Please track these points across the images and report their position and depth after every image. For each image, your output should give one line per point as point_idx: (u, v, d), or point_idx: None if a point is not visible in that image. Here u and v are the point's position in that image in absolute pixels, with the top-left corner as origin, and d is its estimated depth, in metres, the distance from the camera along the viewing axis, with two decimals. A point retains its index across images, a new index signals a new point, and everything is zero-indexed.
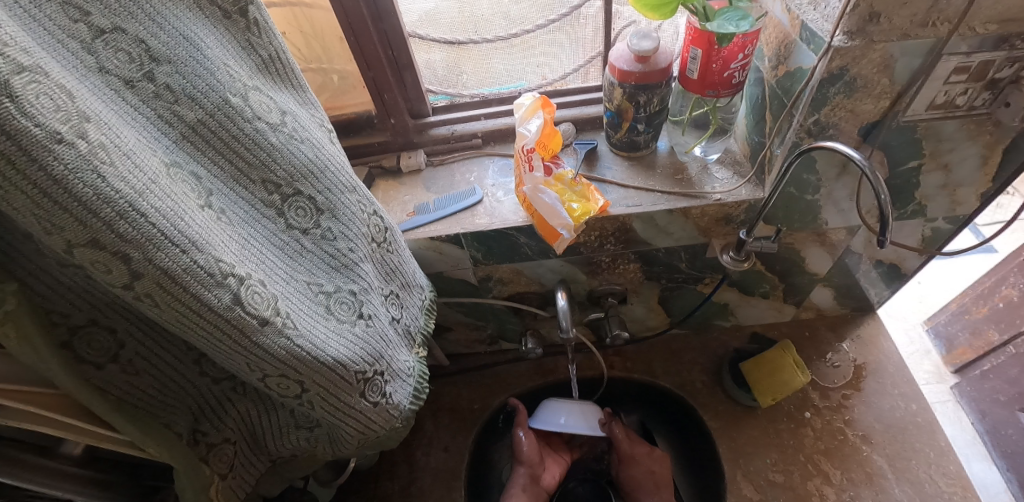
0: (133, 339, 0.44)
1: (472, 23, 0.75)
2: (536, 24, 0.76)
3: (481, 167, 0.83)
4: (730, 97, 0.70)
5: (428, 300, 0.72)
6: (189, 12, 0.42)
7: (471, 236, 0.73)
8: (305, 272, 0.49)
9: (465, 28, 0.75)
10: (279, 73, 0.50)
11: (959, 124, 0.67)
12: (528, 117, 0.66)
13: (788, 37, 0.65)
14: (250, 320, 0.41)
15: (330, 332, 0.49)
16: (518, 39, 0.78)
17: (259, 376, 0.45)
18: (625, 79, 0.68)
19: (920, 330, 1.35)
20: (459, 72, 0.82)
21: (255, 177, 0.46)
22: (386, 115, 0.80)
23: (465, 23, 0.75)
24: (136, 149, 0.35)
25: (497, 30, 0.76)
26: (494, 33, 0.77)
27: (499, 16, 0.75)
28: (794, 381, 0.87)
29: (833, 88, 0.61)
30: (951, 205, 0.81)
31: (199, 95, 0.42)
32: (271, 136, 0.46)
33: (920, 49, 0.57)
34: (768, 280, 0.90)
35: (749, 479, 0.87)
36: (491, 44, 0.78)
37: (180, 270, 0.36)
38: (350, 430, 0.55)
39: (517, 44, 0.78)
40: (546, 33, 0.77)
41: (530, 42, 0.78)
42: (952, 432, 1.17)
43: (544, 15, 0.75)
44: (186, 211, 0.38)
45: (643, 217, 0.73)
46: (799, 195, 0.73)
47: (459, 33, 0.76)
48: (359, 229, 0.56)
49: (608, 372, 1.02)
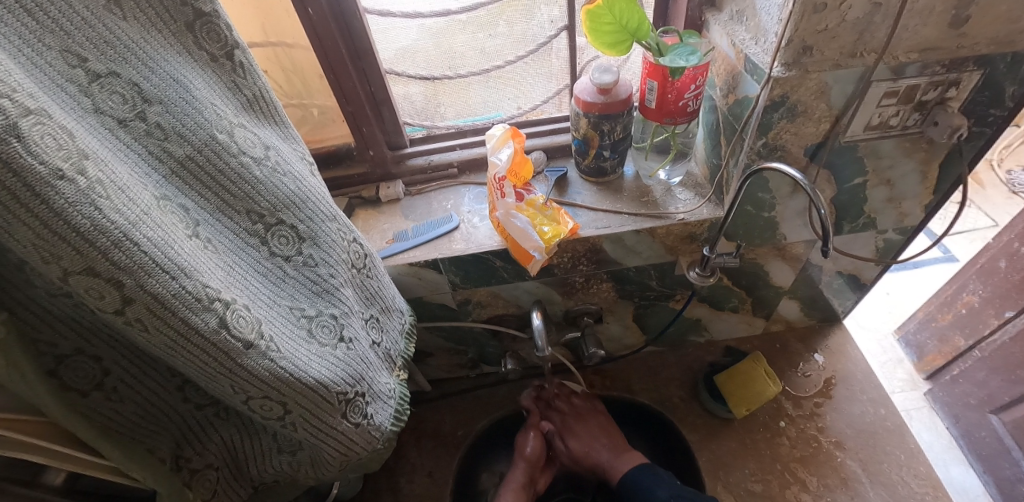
0: (118, 366, 0.46)
1: (452, 58, 0.79)
2: (508, 59, 0.81)
3: (457, 195, 0.87)
4: (687, 123, 0.76)
5: (408, 323, 0.74)
6: (179, 57, 0.45)
7: (449, 261, 0.76)
8: (287, 297, 0.52)
9: (442, 64, 0.80)
10: (262, 111, 0.54)
11: (896, 143, 0.74)
12: (499, 147, 0.71)
13: (734, 68, 0.71)
14: (235, 343, 0.43)
15: (312, 354, 0.51)
16: (496, 72, 0.83)
17: (243, 398, 0.47)
18: (589, 109, 0.73)
19: (892, 340, 1.41)
20: (437, 104, 0.86)
21: (239, 208, 0.49)
22: (365, 146, 0.84)
23: (442, 59, 0.79)
24: (129, 183, 0.38)
25: (476, 64, 0.81)
26: (472, 67, 0.82)
27: (476, 51, 0.79)
28: (767, 392, 0.91)
29: (776, 113, 0.67)
30: (898, 217, 0.87)
31: (188, 132, 0.45)
32: (256, 169, 0.49)
33: (851, 76, 0.64)
34: (736, 294, 0.94)
35: (729, 490, 0.89)
36: (469, 77, 0.83)
37: (169, 296, 0.38)
38: (332, 452, 0.56)
39: (496, 76, 0.84)
40: (519, 66, 0.83)
41: (506, 75, 0.84)
42: (929, 439, 1.22)
43: (517, 50, 0.80)
44: (175, 240, 0.40)
45: (613, 238, 0.77)
46: (756, 212, 0.78)
47: (435, 68, 0.80)
48: (339, 255, 0.58)
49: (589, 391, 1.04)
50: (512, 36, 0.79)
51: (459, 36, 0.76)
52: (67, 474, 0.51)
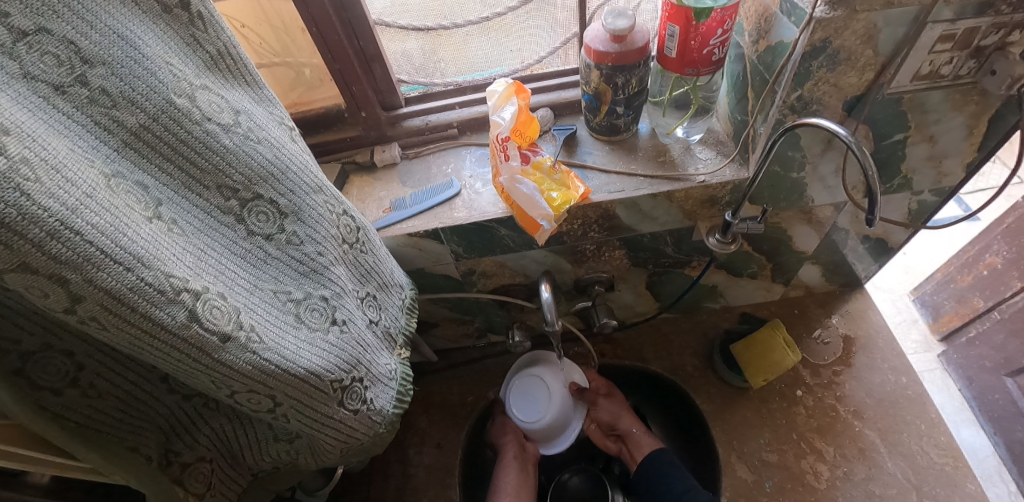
0: (94, 362, 0.42)
1: (448, 8, 0.74)
2: (507, 6, 0.75)
3: (458, 158, 0.80)
4: (711, 75, 0.68)
5: (410, 299, 0.69)
6: (123, 7, 0.38)
7: (450, 230, 0.70)
8: (270, 280, 0.47)
9: (439, 14, 0.74)
10: (229, 69, 0.47)
11: (945, 95, 0.66)
12: (502, 104, 0.63)
13: (767, 10, 0.63)
14: (209, 337, 0.39)
15: (301, 342, 0.47)
16: (495, 22, 0.77)
17: (226, 392, 0.43)
18: (601, 61, 0.65)
19: (907, 300, 1.36)
20: (437, 59, 0.80)
21: (209, 183, 0.43)
22: (356, 108, 0.77)
23: (438, 9, 0.73)
24: (68, 161, 0.33)
25: (476, 13, 0.75)
26: (469, 18, 0.75)
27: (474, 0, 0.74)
28: (784, 362, 0.88)
29: (816, 61, 0.59)
30: (937, 177, 0.79)
31: (140, 97, 0.39)
32: (224, 138, 0.44)
33: (904, 18, 0.55)
34: (756, 260, 0.89)
35: (743, 460, 0.87)
36: (468, 29, 0.77)
37: (126, 290, 0.34)
38: (330, 439, 0.53)
39: (494, 27, 0.77)
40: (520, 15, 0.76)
41: (504, 25, 0.77)
42: (940, 400, 1.18)
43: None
44: (131, 225, 0.35)
45: (626, 203, 0.71)
46: (784, 173, 0.71)
47: (431, 18, 0.74)
48: (328, 230, 0.53)
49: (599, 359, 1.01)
50: None
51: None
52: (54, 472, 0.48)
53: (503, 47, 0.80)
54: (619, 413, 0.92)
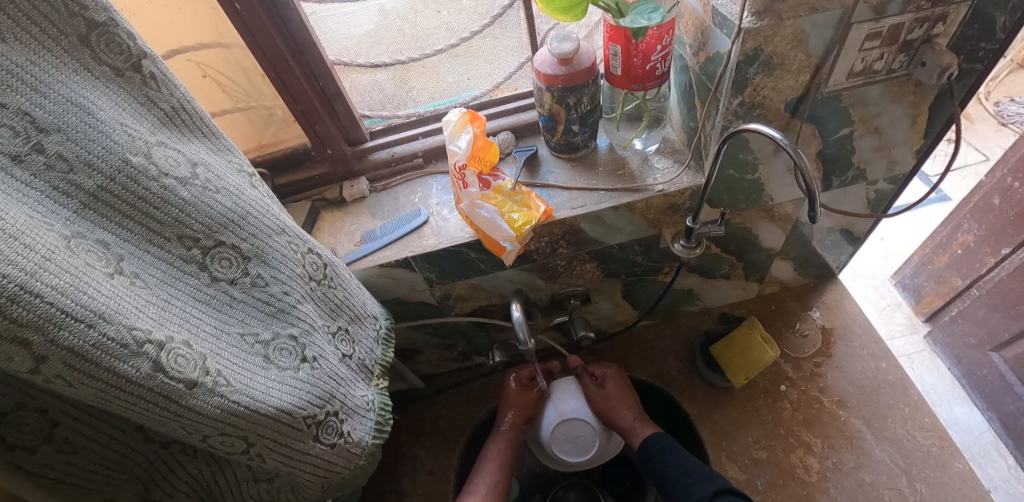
0: (67, 417, 0.43)
1: (417, 39, 0.76)
2: (473, 31, 0.77)
3: (424, 187, 0.82)
4: (658, 87, 0.70)
5: (384, 328, 0.70)
6: (75, 75, 0.40)
7: (421, 258, 0.72)
8: (237, 323, 0.48)
9: (412, 44, 0.76)
10: (185, 124, 0.49)
11: (882, 88, 0.68)
12: (457, 133, 0.65)
13: (703, 23, 0.66)
14: (176, 385, 0.40)
15: (271, 381, 0.48)
16: (462, 46, 0.79)
17: (199, 437, 0.44)
18: (551, 83, 0.68)
19: (888, 285, 1.38)
20: (409, 88, 0.82)
21: (169, 234, 0.45)
22: (322, 146, 0.79)
23: (412, 38, 0.75)
24: (26, 228, 0.34)
25: (444, 40, 0.77)
26: (436, 47, 0.77)
27: (442, 28, 0.76)
28: (764, 358, 0.88)
29: (752, 68, 0.62)
30: (889, 165, 0.81)
31: (96, 159, 0.40)
32: (182, 190, 0.45)
33: (829, 20, 0.58)
34: (727, 261, 0.91)
35: (734, 460, 0.88)
36: (438, 57, 0.79)
37: (88, 346, 0.35)
38: (309, 476, 0.53)
39: (462, 52, 0.79)
40: (487, 38, 0.78)
41: (473, 48, 0.79)
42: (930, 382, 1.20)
43: (483, 21, 0.76)
44: (91, 283, 0.37)
45: (590, 217, 0.73)
46: (739, 175, 0.73)
47: (403, 52, 0.76)
48: (293, 270, 0.54)
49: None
50: (478, 10, 0.74)
51: (425, 15, 0.73)
52: None
53: (473, 71, 0.82)
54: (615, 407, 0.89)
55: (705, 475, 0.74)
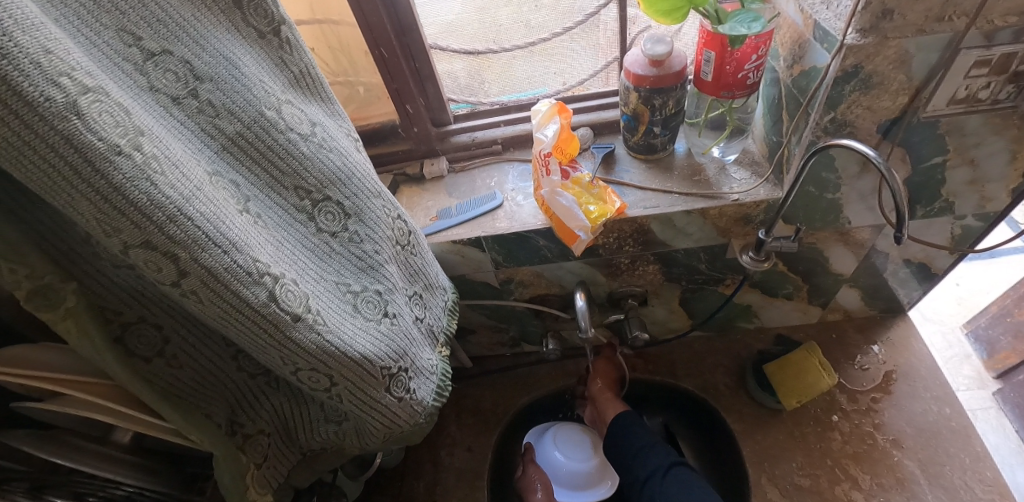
0: (177, 336, 0.49)
1: (495, 35, 0.78)
2: (552, 32, 0.79)
3: (500, 172, 0.85)
4: (745, 97, 0.70)
5: (450, 301, 0.74)
6: (228, 33, 0.45)
7: (492, 239, 0.75)
8: (333, 272, 0.52)
9: (484, 40, 0.79)
10: (308, 87, 0.54)
11: (983, 119, 0.65)
12: (545, 123, 0.68)
13: (801, 36, 0.64)
14: (284, 316, 0.44)
15: (357, 329, 0.52)
16: (540, 47, 0.81)
17: (291, 369, 0.48)
18: (640, 83, 0.69)
19: (959, 334, 1.30)
20: (481, 80, 0.85)
21: (287, 184, 0.49)
22: (409, 123, 0.83)
23: (485, 34, 0.78)
24: (183, 160, 0.39)
25: (519, 39, 0.79)
26: (509, 44, 0.80)
27: (520, 25, 0.77)
28: (819, 384, 0.88)
29: (848, 86, 0.60)
30: (980, 202, 0.77)
31: (238, 109, 0.45)
32: (303, 145, 0.50)
33: (936, 44, 0.56)
34: (792, 281, 0.89)
35: (774, 483, 0.86)
36: (512, 54, 0.81)
37: (221, 269, 0.40)
38: (376, 424, 0.57)
39: (539, 52, 0.81)
40: (564, 40, 0.80)
41: (552, 49, 0.81)
42: (994, 440, 1.12)
43: (562, 23, 0.78)
44: (227, 215, 0.41)
45: (661, 219, 0.74)
46: (819, 194, 0.72)
47: (479, 43, 0.79)
48: (384, 232, 0.58)
49: (630, 374, 1.02)
50: (555, 10, 0.76)
51: (502, 10, 0.75)
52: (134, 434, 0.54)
53: (547, 69, 0.84)
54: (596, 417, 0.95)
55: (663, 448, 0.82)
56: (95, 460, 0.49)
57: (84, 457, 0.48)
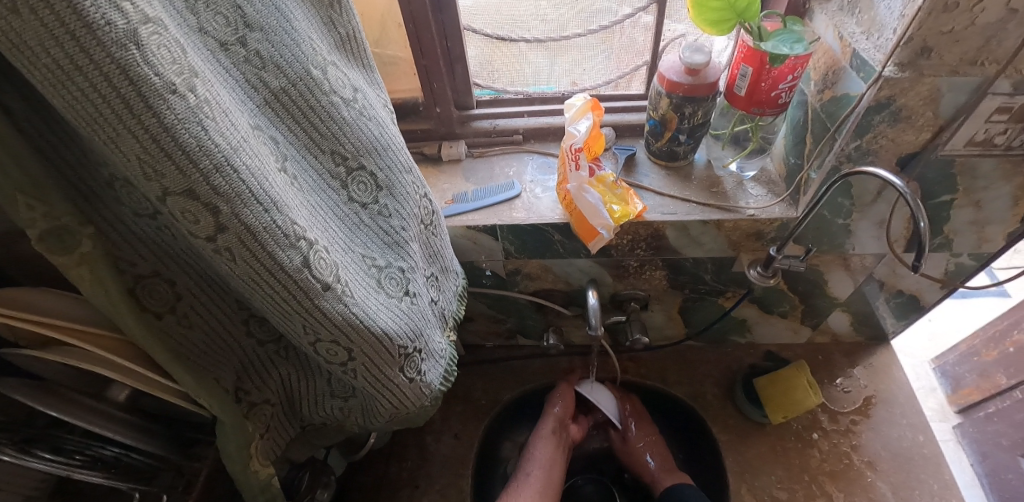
0: (190, 294, 0.47)
1: (513, 23, 0.77)
2: (572, 33, 0.78)
3: (520, 163, 0.84)
4: (774, 116, 0.71)
5: (461, 287, 0.73)
6: None
7: (508, 229, 0.74)
8: (361, 244, 0.51)
9: (503, 26, 0.77)
10: (351, 51, 0.52)
11: (996, 163, 0.68)
12: (577, 118, 0.68)
13: (837, 64, 0.65)
14: (314, 284, 0.43)
15: (380, 304, 0.50)
16: (555, 45, 0.80)
17: (311, 339, 0.47)
18: (673, 90, 0.69)
19: (928, 368, 1.36)
20: (494, 69, 0.83)
21: (325, 148, 0.48)
22: (432, 103, 0.81)
23: (505, 21, 0.76)
24: (231, 109, 0.37)
25: (537, 32, 0.78)
26: (528, 34, 0.78)
27: (538, 19, 0.76)
28: (807, 402, 0.89)
29: (878, 116, 0.62)
30: (977, 242, 0.81)
31: (285, 64, 0.43)
32: (344, 110, 0.48)
33: (966, 86, 0.58)
34: (790, 300, 0.92)
35: (753, 493, 0.89)
36: (528, 45, 0.80)
37: (260, 228, 0.38)
38: (384, 403, 0.56)
39: (553, 49, 0.80)
40: (583, 42, 0.79)
41: (570, 47, 0.80)
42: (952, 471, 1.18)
43: (584, 25, 0.77)
44: (268, 173, 0.39)
45: (677, 226, 0.74)
46: (831, 218, 0.74)
47: (497, 28, 0.77)
48: (411, 209, 0.57)
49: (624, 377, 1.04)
50: (578, 9, 0.75)
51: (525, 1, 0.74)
52: (132, 392, 0.51)
53: (560, 64, 0.82)
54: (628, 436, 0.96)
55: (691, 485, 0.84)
56: (93, 417, 0.46)
57: (82, 413, 0.46)
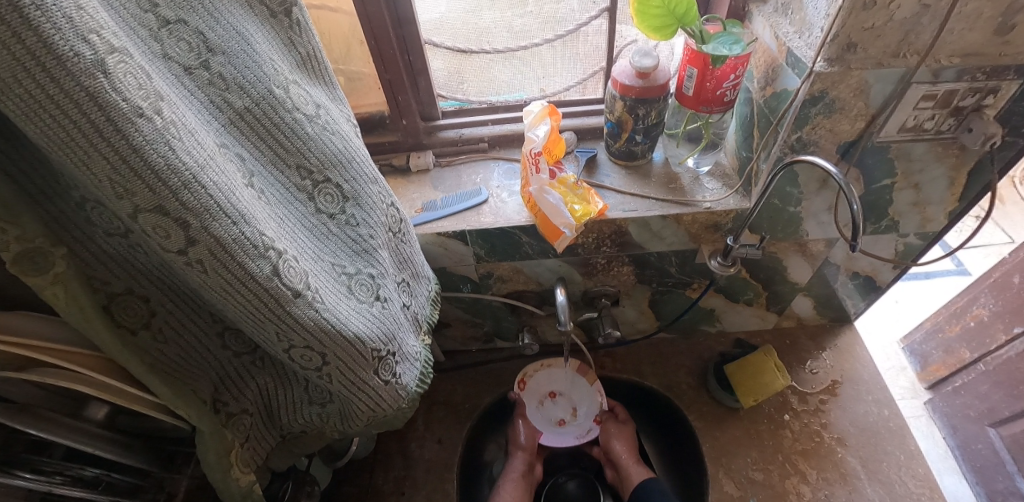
0: (164, 309, 0.49)
1: (478, 35, 0.81)
2: (534, 41, 0.83)
3: (486, 170, 0.87)
4: (722, 113, 0.75)
5: (434, 292, 0.75)
6: (241, 10, 0.46)
7: (476, 233, 0.77)
8: (330, 253, 0.53)
9: (471, 39, 0.82)
10: (313, 70, 0.55)
11: (928, 147, 0.73)
12: (536, 123, 0.72)
13: (775, 61, 0.70)
14: (285, 291, 0.45)
15: (351, 309, 0.52)
16: (522, 53, 0.84)
17: (285, 347, 0.48)
18: (626, 93, 0.73)
19: (897, 348, 1.42)
20: (461, 79, 0.87)
21: (290, 162, 0.50)
22: (399, 116, 0.84)
23: (471, 34, 0.81)
24: (196, 129, 0.39)
25: (502, 42, 0.83)
26: (493, 45, 0.83)
27: (502, 29, 0.81)
28: (774, 383, 0.94)
29: (814, 108, 0.66)
30: (922, 222, 0.85)
31: (248, 84, 0.46)
32: (308, 126, 0.51)
33: (891, 77, 0.63)
34: (753, 287, 0.96)
35: (730, 476, 0.93)
36: (494, 55, 0.84)
37: (229, 240, 0.40)
38: (362, 406, 0.57)
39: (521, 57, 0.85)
40: (547, 49, 0.84)
41: (532, 55, 0.84)
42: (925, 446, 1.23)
43: (546, 33, 0.82)
44: (235, 188, 0.42)
45: (638, 222, 0.78)
46: (782, 206, 0.78)
47: (465, 42, 0.82)
48: (379, 218, 0.59)
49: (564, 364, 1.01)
50: (540, 17, 0.80)
51: (488, 12, 0.79)
52: (110, 410, 0.52)
53: (523, 73, 0.86)
54: (605, 417, 1.00)
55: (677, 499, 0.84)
56: (73, 433, 0.47)
57: (65, 431, 0.46)
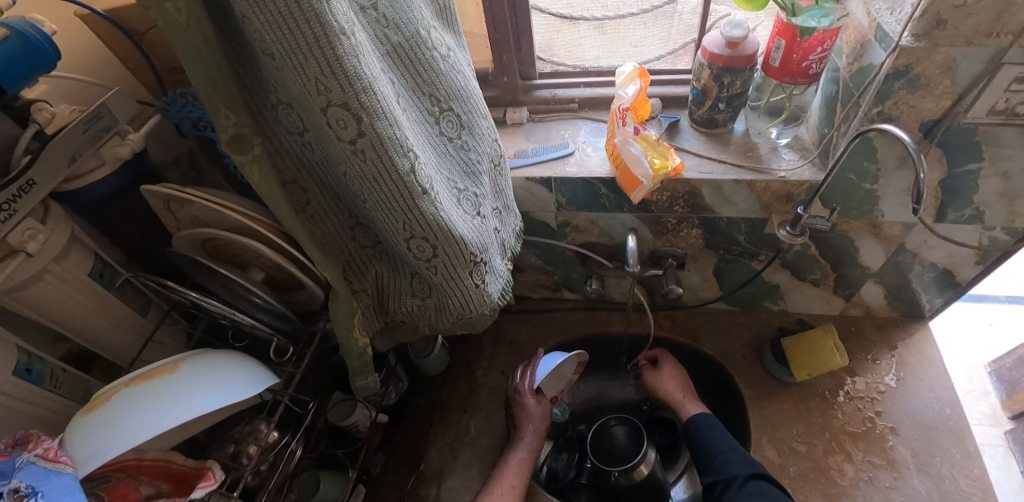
0: (316, 199, 0.62)
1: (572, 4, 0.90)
2: (627, 12, 0.91)
3: (574, 127, 0.95)
4: (806, 85, 0.79)
5: (519, 227, 0.85)
6: None
7: (560, 181, 0.86)
8: (447, 169, 0.64)
9: (569, 6, 0.91)
10: (446, 18, 0.66)
11: (1020, 133, 0.72)
12: (626, 83, 0.79)
13: (864, 37, 0.73)
14: (416, 188, 0.56)
15: (459, 216, 0.64)
16: (611, 24, 0.93)
17: (407, 236, 0.60)
18: (713, 61, 0.78)
19: (982, 372, 1.33)
20: (552, 50, 0.96)
21: (425, 91, 0.61)
22: (500, 73, 0.94)
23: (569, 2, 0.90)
24: (369, 50, 0.51)
25: (595, 12, 0.91)
26: (590, 14, 0.92)
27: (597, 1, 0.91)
28: (830, 362, 0.97)
29: (898, 83, 0.69)
30: (1010, 215, 0.83)
31: (402, 23, 0.57)
32: (441, 62, 0.62)
33: (981, 56, 0.64)
34: (821, 266, 0.98)
35: (774, 444, 0.97)
36: (587, 25, 0.93)
37: (384, 139, 0.52)
38: (456, 302, 0.69)
39: (610, 29, 0.93)
40: (637, 22, 0.92)
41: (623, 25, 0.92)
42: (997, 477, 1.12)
43: (640, 6, 0.90)
44: (390, 100, 0.53)
45: (712, 184, 0.83)
46: (858, 182, 0.81)
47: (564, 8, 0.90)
48: (484, 149, 0.70)
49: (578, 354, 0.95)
50: None
51: None
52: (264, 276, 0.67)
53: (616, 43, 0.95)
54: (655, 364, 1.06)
55: (743, 458, 0.84)
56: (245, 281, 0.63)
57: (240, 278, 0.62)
